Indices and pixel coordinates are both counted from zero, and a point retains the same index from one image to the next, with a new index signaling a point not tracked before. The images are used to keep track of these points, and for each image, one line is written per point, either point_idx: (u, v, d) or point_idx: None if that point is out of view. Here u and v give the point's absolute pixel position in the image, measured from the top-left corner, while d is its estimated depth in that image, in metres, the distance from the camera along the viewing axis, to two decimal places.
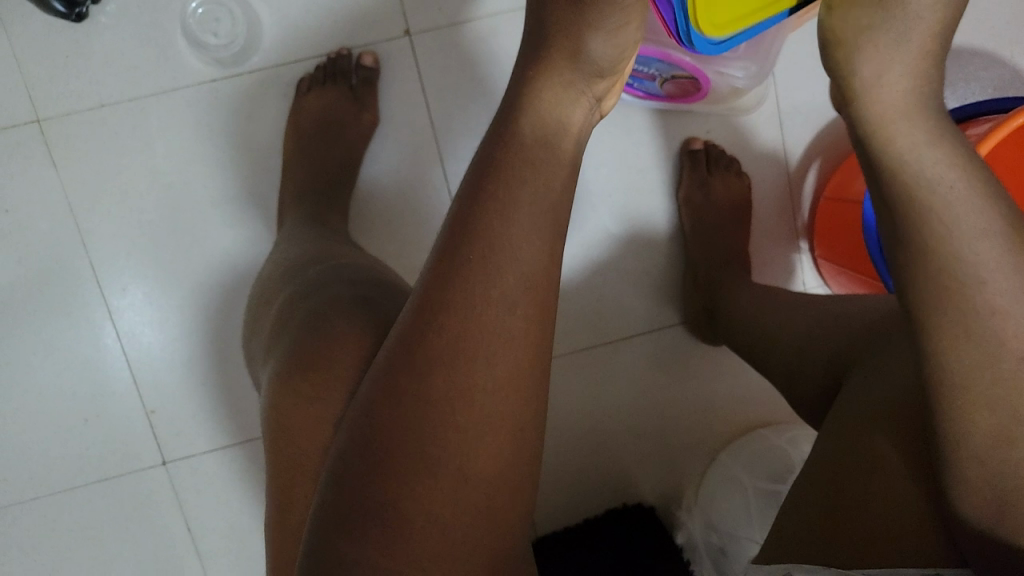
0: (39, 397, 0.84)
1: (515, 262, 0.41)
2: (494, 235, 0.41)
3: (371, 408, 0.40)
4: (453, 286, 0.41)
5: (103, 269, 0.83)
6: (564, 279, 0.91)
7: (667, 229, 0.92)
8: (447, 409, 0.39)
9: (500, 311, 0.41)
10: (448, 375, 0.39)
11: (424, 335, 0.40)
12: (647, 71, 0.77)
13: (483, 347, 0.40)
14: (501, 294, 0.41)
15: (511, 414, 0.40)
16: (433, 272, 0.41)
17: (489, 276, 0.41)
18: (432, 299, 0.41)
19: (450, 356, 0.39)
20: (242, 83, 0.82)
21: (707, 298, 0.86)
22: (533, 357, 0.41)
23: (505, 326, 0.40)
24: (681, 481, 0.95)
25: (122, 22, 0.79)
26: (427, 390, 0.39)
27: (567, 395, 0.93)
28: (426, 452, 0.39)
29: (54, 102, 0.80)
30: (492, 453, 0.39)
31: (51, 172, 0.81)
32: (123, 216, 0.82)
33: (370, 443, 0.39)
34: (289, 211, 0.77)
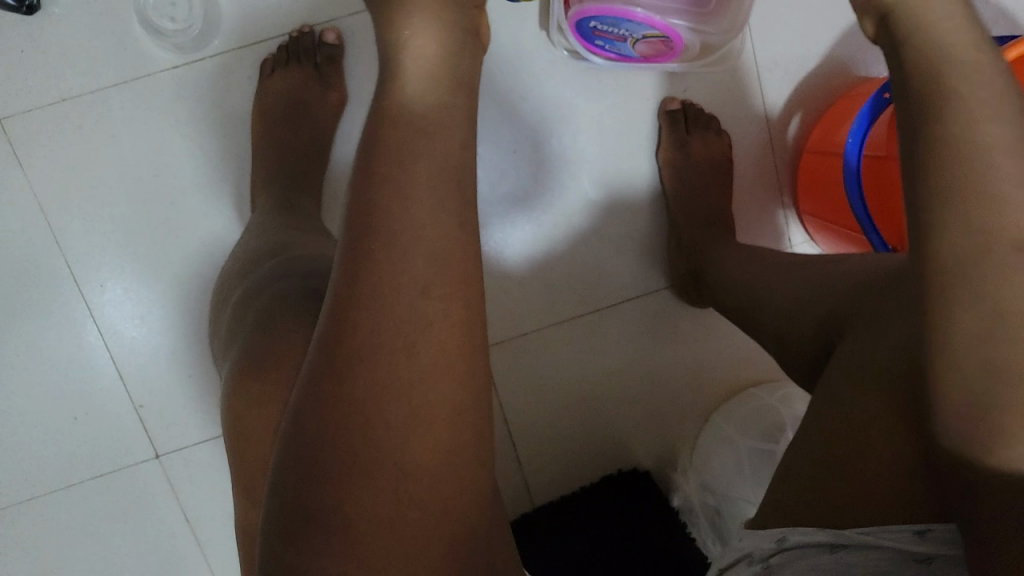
0: (25, 399, 0.84)
1: (420, 243, 0.40)
2: (397, 219, 0.41)
3: (301, 415, 0.39)
4: (363, 280, 0.40)
5: (79, 266, 0.82)
6: (546, 250, 0.90)
7: (648, 193, 0.90)
8: (373, 406, 0.38)
9: (415, 297, 0.40)
10: (369, 371, 0.38)
11: (342, 334, 0.39)
12: (618, 33, 0.75)
13: (405, 336, 0.39)
14: (414, 280, 0.40)
15: (444, 400, 0.39)
16: (343, 269, 0.41)
17: (396, 264, 0.40)
18: (347, 295, 0.40)
19: (369, 352, 0.39)
20: (204, 68, 0.80)
21: (689, 263, 0.85)
22: (461, 337, 0.40)
23: (423, 312, 0.39)
24: (675, 445, 0.95)
25: (78, 13, 0.77)
26: (351, 390, 0.38)
27: (557, 366, 0.93)
28: (362, 451, 0.38)
29: (14, 100, 0.78)
30: (432, 443, 0.39)
31: (17, 172, 0.79)
32: (94, 212, 0.81)
33: (305, 449, 0.38)
34: (263, 198, 0.76)
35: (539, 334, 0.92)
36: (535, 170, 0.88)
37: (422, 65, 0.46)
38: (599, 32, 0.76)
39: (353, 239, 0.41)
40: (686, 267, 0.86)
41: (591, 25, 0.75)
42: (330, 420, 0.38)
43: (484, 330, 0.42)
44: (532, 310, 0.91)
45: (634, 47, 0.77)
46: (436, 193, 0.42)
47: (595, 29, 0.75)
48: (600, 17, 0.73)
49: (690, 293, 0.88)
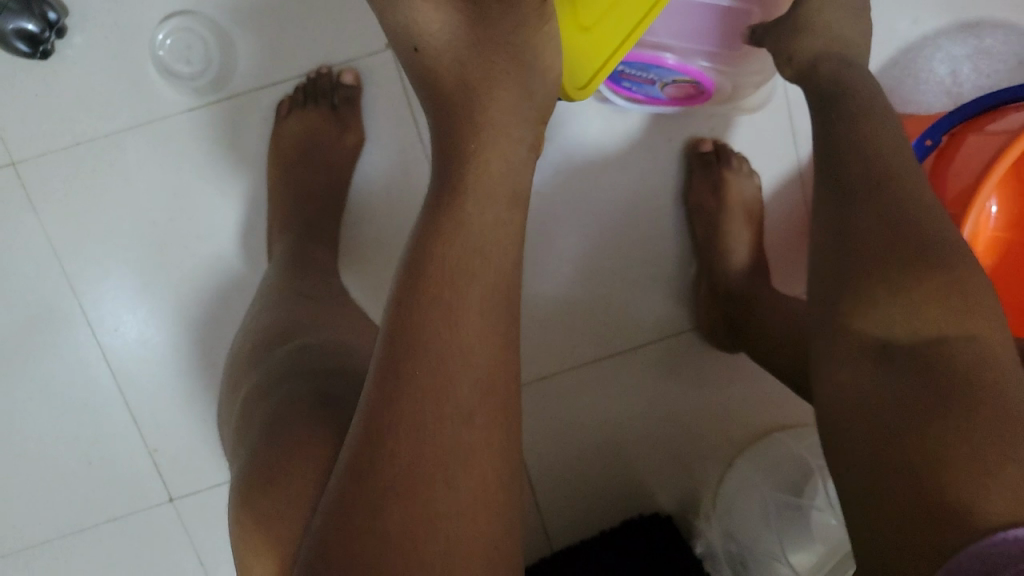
0: (39, 442, 0.83)
1: (466, 369, 0.43)
2: (440, 347, 0.44)
3: (327, 536, 0.41)
4: (399, 408, 0.42)
5: (94, 310, 0.81)
6: (565, 291, 0.88)
7: (676, 236, 0.88)
8: (412, 537, 0.39)
9: (457, 425, 0.42)
10: (406, 502, 0.40)
11: (374, 452, 0.41)
12: (646, 76, 0.72)
13: (444, 467, 0.41)
14: (456, 408, 0.42)
15: (483, 520, 0.41)
16: (377, 394, 0.43)
17: (439, 393, 0.42)
18: (382, 420, 0.42)
19: (407, 481, 0.41)
20: (220, 110, 0.78)
21: (727, 305, 0.83)
22: (497, 467, 0.43)
23: (465, 441, 0.42)
24: (698, 489, 0.93)
25: (92, 56, 0.76)
26: (380, 483, 0.41)
27: (577, 409, 0.90)
28: (391, 531, 0.40)
29: (28, 144, 0.77)
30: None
31: (31, 216, 0.78)
32: (109, 255, 0.80)
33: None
34: (282, 246, 0.75)
35: (561, 374, 0.89)
36: (558, 215, 0.86)
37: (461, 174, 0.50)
38: (627, 75, 0.73)
39: (391, 364, 0.43)
40: (722, 314, 0.83)
41: (618, 69, 0.72)
42: (362, 534, 0.40)
43: (518, 455, 0.45)
44: (552, 353, 0.89)
45: (662, 90, 0.75)
46: (487, 319, 0.45)
47: (623, 72, 0.73)
48: (629, 62, 0.69)
49: (723, 338, 0.84)
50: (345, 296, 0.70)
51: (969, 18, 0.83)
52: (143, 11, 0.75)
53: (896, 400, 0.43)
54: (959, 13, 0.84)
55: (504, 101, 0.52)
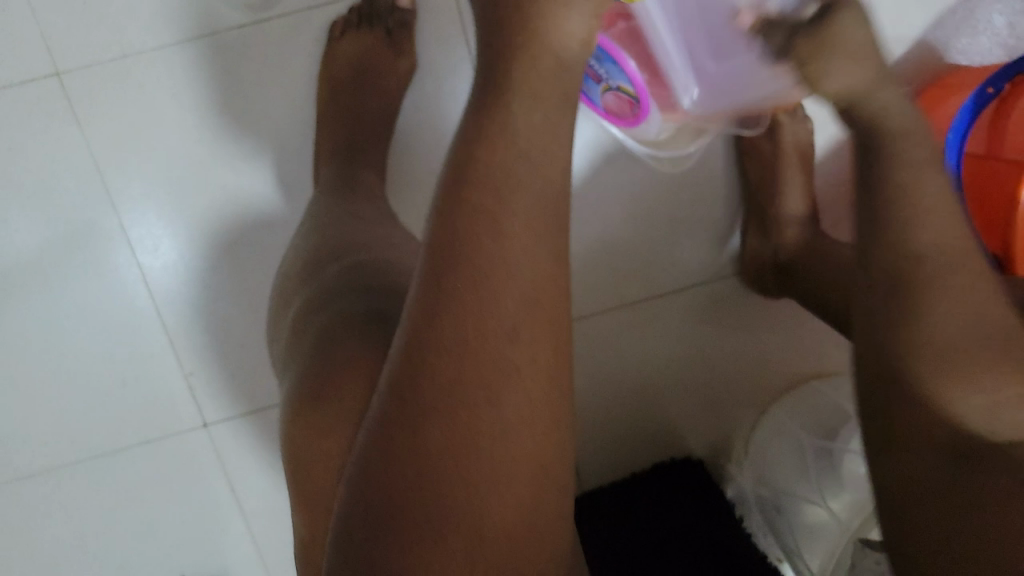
0: (76, 361, 0.82)
1: (515, 279, 0.39)
2: (485, 254, 0.39)
3: (370, 455, 0.38)
4: (439, 322, 0.38)
5: (135, 231, 0.79)
6: (606, 236, 0.86)
7: (726, 183, 0.86)
8: (451, 462, 0.37)
9: (500, 342, 0.38)
10: (445, 424, 0.38)
11: (415, 365, 0.38)
12: (597, 70, 0.70)
13: (486, 384, 0.38)
14: (499, 320, 0.38)
15: (530, 452, 0.38)
16: (419, 304, 0.39)
17: (483, 302, 0.38)
18: (421, 337, 0.39)
19: (446, 401, 0.38)
20: (272, 29, 0.76)
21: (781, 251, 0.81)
22: (543, 388, 0.39)
23: (507, 358, 0.38)
24: (730, 436, 0.93)
25: None
26: (422, 401, 0.38)
27: (614, 352, 0.90)
28: (430, 514, 0.37)
29: (74, 54, 0.75)
30: (510, 508, 0.38)
31: (74, 130, 0.76)
32: (153, 175, 0.78)
33: (383, 499, 0.37)
34: (330, 170, 0.73)
35: (601, 316, 0.89)
36: (606, 156, 0.84)
37: (572, 54, 0.43)
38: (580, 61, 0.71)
39: (436, 271, 0.39)
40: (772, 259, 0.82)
41: None
42: (398, 483, 0.37)
43: (570, 371, 0.41)
44: (595, 292, 0.88)
45: (602, 95, 0.73)
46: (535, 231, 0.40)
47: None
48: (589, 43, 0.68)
49: (769, 284, 0.84)
50: (396, 220, 0.69)
51: None
52: None
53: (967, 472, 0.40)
54: None
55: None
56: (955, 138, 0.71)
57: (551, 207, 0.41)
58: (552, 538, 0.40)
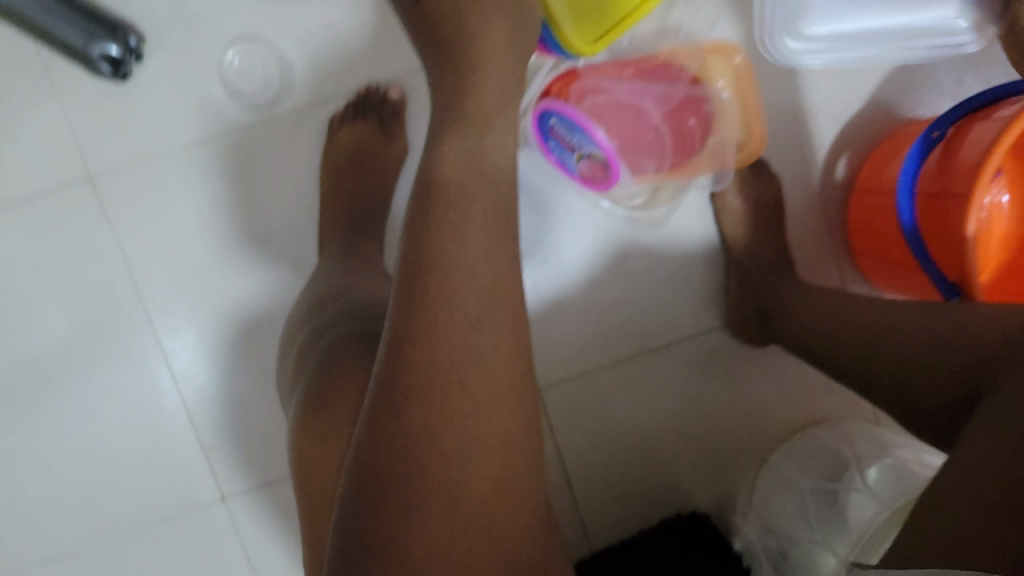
0: (103, 441, 0.87)
1: (475, 276, 0.46)
2: (450, 258, 0.46)
3: (364, 441, 0.44)
4: (415, 319, 0.45)
5: (157, 315, 0.86)
6: (593, 300, 0.91)
7: (703, 242, 0.91)
8: (432, 439, 0.43)
9: (467, 330, 0.45)
10: (425, 405, 0.43)
11: (397, 358, 0.45)
12: (570, 140, 0.76)
13: (458, 368, 0.44)
14: (467, 312, 0.45)
15: (501, 427, 0.45)
16: (397, 308, 0.46)
17: (450, 299, 0.45)
18: (404, 335, 0.45)
19: (424, 385, 0.44)
20: (278, 126, 0.85)
21: (757, 301, 0.84)
22: (507, 372, 0.45)
23: (475, 344, 0.45)
24: (734, 488, 0.95)
25: (164, 78, 0.83)
26: (405, 388, 0.44)
27: (611, 408, 0.93)
28: (418, 489, 0.42)
29: (104, 158, 0.84)
30: (485, 478, 0.44)
31: (103, 225, 0.85)
32: (173, 262, 0.86)
33: (377, 477, 0.43)
34: (332, 245, 0.81)
35: (567, 384, 0.92)
36: (585, 226, 0.89)
37: None
38: (555, 133, 0.78)
39: (411, 277, 0.46)
40: (751, 307, 0.85)
41: (550, 123, 0.76)
42: (388, 463, 0.43)
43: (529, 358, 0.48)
44: (567, 360, 0.92)
45: (577, 163, 0.79)
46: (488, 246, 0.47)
47: (552, 127, 0.77)
48: (563, 115, 0.74)
49: (754, 331, 0.87)
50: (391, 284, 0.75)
51: None
52: (210, 34, 0.83)
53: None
54: None
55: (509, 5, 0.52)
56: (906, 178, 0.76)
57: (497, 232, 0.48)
58: (524, 509, 0.45)
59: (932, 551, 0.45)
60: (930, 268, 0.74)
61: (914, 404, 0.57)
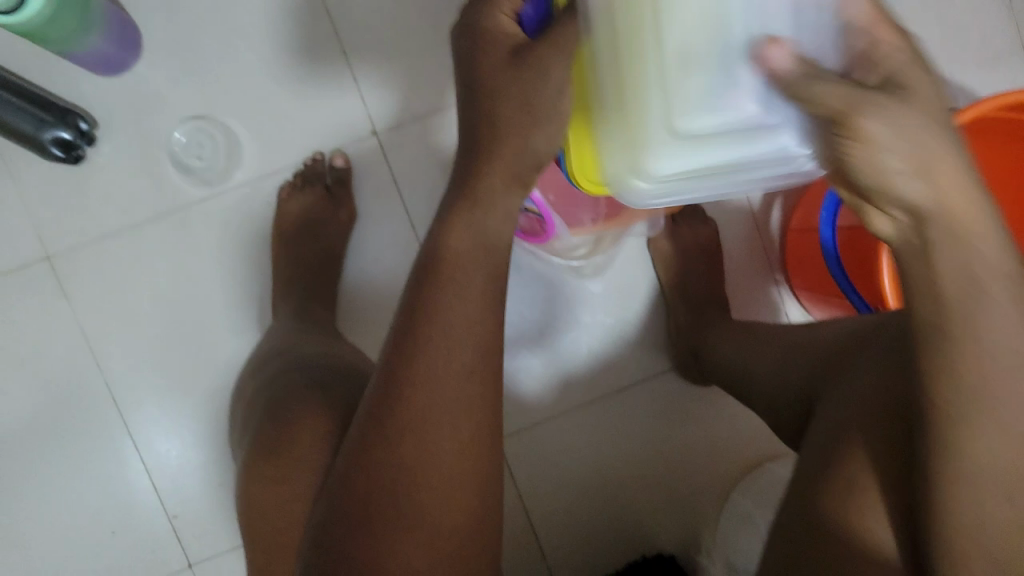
0: (69, 515, 0.88)
1: (468, 323, 0.48)
2: (444, 307, 0.48)
3: (351, 468, 0.46)
4: (414, 359, 0.47)
5: (119, 387, 0.88)
6: (534, 353, 0.93)
7: (647, 291, 0.95)
8: (417, 473, 0.45)
9: (460, 377, 0.47)
10: (417, 441, 0.45)
11: (393, 395, 0.46)
12: None
13: (448, 409, 0.46)
14: (462, 361, 0.47)
15: (477, 470, 0.47)
16: (396, 349, 0.48)
17: (446, 343, 0.47)
18: (403, 372, 0.47)
19: (418, 423, 0.46)
20: (230, 198, 0.88)
21: (689, 337, 0.87)
22: (486, 418, 0.48)
23: (467, 389, 0.47)
24: (698, 528, 0.96)
25: (117, 158, 0.86)
26: (397, 424, 0.46)
27: (569, 454, 0.95)
28: (400, 514, 0.45)
29: (62, 239, 0.87)
30: (458, 515, 0.46)
31: (63, 304, 0.87)
32: (133, 335, 0.88)
33: (359, 503, 0.45)
34: (286, 310, 0.84)
35: (523, 434, 0.94)
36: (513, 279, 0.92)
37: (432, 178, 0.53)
38: None
39: (412, 320, 0.48)
40: (687, 346, 0.88)
41: None
42: (370, 490, 0.45)
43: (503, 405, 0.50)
44: (517, 410, 0.94)
45: (515, 217, 0.83)
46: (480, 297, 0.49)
47: None
48: None
49: (692, 369, 0.90)
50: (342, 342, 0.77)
51: None
52: (160, 115, 0.86)
53: (929, 479, 0.42)
54: None
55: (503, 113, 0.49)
56: (826, 215, 0.80)
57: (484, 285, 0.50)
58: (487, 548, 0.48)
59: (769, 567, 0.51)
60: (855, 297, 0.78)
61: (782, 416, 0.65)
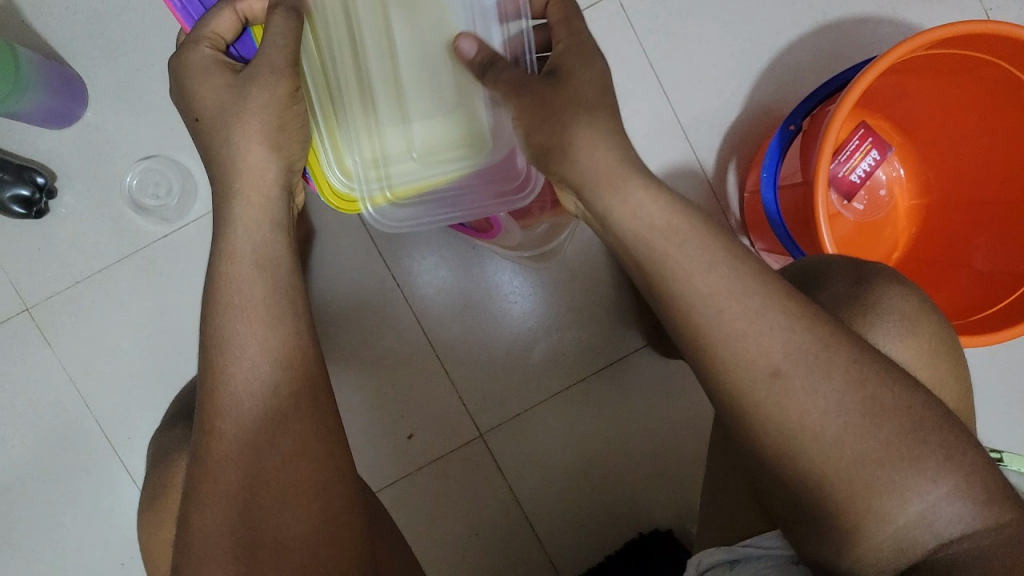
0: (77, 552, 0.92)
1: (265, 344, 0.50)
2: (232, 335, 0.50)
3: (189, 507, 0.48)
4: (214, 396, 0.49)
5: (109, 425, 0.91)
6: (498, 345, 0.94)
7: (607, 268, 0.94)
8: (250, 492, 0.48)
9: (268, 397, 0.49)
10: (243, 466, 0.48)
11: (207, 432, 0.49)
12: None
13: (264, 431, 0.49)
14: (261, 383, 0.49)
15: (314, 476, 0.50)
16: (202, 390, 0.50)
17: (236, 372, 0.49)
18: (209, 409, 0.49)
19: (238, 450, 0.48)
20: (188, 231, 0.90)
21: (654, 316, 0.89)
22: (311, 430, 0.50)
23: (280, 411, 0.50)
24: (691, 499, 0.96)
25: (78, 207, 0.90)
26: (219, 457, 0.48)
27: (551, 440, 0.95)
28: (244, 534, 0.47)
29: (37, 290, 0.90)
30: (304, 520, 0.48)
31: (47, 351, 0.91)
32: (114, 374, 0.91)
33: (199, 536, 0.47)
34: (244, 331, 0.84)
35: (503, 427, 0.95)
36: (466, 277, 0.94)
37: None
38: None
39: (209, 358, 0.50)
40: (653, 318, 0.90)
41: None
42: (215, 515, 0.47)
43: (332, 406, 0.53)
44: (497, 403, 0.95)
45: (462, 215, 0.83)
46: (272, 320, 0.50)
47: None
48: None
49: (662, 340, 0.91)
50: None
51: (829, 19, 0.92)
52: (113, 161, 0.89)
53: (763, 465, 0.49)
54: (818, 15, 0.92)
55: (255, 149, 0.52)
56: (768, 175, 0.79)
57: (286, 307, 0.51)
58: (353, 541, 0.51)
59: (713, 507, 0.66)
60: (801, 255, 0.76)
61: None
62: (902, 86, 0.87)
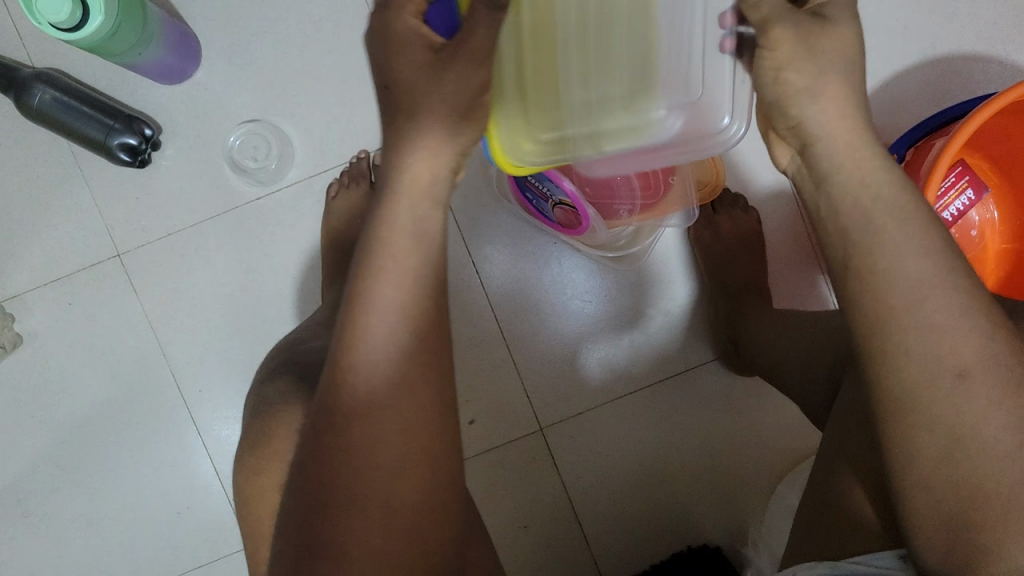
0: (138, 496, 0.94)
1: (394, 310, 0.50)
2: (372, 295, 0.50)
3: (305, 458, 0.50)
4: (345, 354, 0.50)
5: (182, 376, 0.94)
6: (569, 342, 0.95)
7: (687, 278, 0.95)
8: (362, 455, 0.49)
9: (396, 363, 0.50)
10: (363, 428, 0.49)
11: (336, 387, 0.50)
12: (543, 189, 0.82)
13: (377, 392, 0.50)
14: (395, 348, 0.50)
15: (426, 446, 0.51)
16: (336, 344, 0.51)
17: (370, 333, 0.50)
18: (339, 365, 0.50)
19: (363, 409, 0.49)
20: (281, 196, 0.93)
21: (729, 331, 0.88)
22: (428, 398, 0.51)
23: (404, 376, 0.50)
24: (746, 518, 0.95)
25: (179, 162, 0.92)
26: (344, 415, 0.49)
27: (610, 442, 0.95)
28: (352, 495, 0.49)
29: (130, 237, 0.93)
30: (409, 489, 0.50)
31: (132, 298, 0.93)
32: (194, 327, 0.94)
33: (312, 489, 0.49)
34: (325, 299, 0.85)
35: (566, 423, 0.95)
36: (544, 271, 0.94)
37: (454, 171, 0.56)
38: (529, 184, 0.84)
39: (345, 313, 0.51)
40: (726, 335, 0.89)
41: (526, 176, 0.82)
42: (312, 472, 0.49)
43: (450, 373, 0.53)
44: (562, 398, 0.95)
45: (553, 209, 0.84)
46: (408, 284, 0.51)
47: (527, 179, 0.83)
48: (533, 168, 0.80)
49: (733, 358, 0.90)
50: None
51: (939, 53, 0.91)
52: (218, 121, 0.92)
53: None
54: (929, 47, 0.91)
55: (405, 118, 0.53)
56: None
57: (425, 271, 0.52)
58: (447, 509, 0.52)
59: None
60: None
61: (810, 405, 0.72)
62: (1007, 128, 0.85)
